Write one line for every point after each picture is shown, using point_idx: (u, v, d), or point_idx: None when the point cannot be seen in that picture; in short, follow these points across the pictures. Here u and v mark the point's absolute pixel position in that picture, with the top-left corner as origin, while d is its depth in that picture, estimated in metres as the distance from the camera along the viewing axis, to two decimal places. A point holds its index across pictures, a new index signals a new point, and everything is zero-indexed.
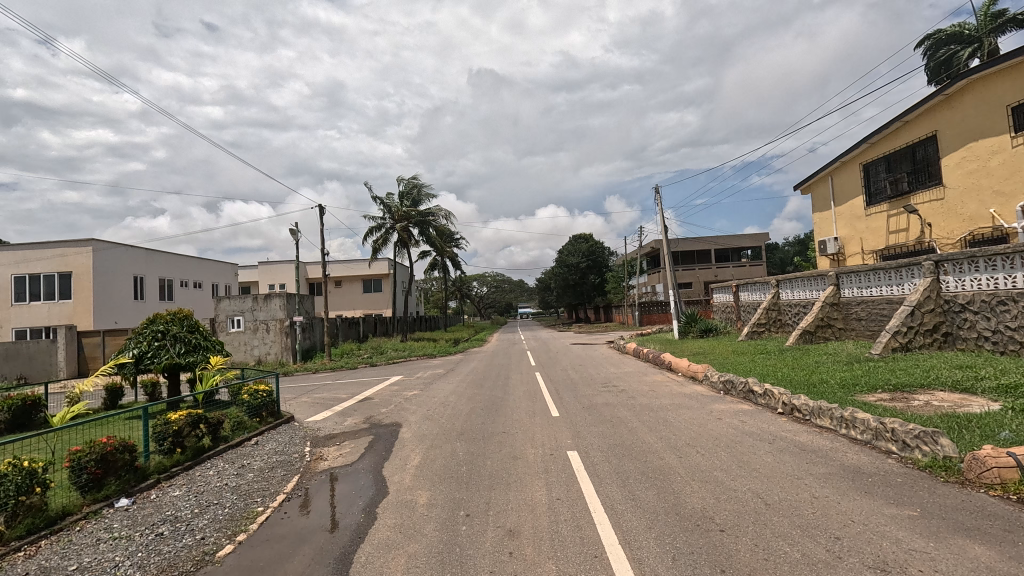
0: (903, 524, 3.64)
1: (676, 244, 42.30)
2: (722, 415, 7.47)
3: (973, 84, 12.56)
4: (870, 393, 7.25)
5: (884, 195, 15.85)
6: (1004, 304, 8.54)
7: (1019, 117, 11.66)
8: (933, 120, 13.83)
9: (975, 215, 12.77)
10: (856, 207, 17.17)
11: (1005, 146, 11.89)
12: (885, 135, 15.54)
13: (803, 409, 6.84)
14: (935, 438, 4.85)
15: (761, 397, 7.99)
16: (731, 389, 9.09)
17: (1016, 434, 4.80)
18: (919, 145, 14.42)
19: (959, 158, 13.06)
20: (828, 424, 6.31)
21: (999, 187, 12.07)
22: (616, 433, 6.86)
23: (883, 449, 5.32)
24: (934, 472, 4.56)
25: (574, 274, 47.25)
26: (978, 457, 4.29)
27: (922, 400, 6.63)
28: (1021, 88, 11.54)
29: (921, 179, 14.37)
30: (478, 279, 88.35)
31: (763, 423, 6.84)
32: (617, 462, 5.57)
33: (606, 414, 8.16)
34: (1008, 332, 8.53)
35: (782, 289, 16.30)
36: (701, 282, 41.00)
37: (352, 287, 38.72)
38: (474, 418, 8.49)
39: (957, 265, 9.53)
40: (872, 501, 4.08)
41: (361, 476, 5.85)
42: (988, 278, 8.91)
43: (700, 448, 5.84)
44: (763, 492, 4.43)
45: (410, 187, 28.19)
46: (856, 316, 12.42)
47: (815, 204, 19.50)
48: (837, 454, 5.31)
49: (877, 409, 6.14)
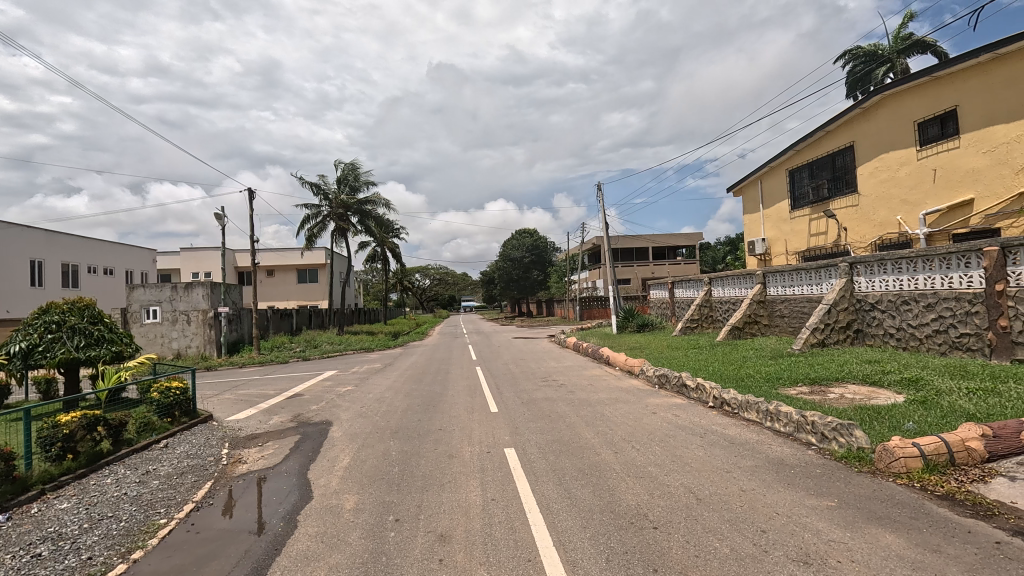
0: (822, 515, 3.78)
1: (616, 242, 43.53)
2: (657, 409, 7.62)
3: (886, 100, 13.53)
4: (792, 387, 7.65)
5: (807, 200, 16.89)
6: (908, 304, 9.26)
7: (924, 132, 12.70)
8: (850, 131, 14.83)
9: (884, 222, 13.85)
10: (782, 211, 18.20)
11: (913, 159, 12.91)
12: (809, 143, 16.51)
13: (732, 403, 7.08)
14: (850, 430, 5.10)
15: (694, 391, 8.23)
16: (665, 383, 9.32)
17: (919, 424, 5.17)
18: (839, 155, 15.44)
19: (872, 168, 14.08)
20: (755, 417, 6.56)
21: (906, 196, 13.14)
22: (554, 428, 6.84)
23: (804, 440, 5.57)
24: (849, 463, 4.82)
25: (517, 268, 47.42)
26: (888, 448, 4.54)
27: (838, 393, 7.05)
28: (927, 105, 12.54)
29: (839, 186, 15.41)
30: (420, 271, 86.91)
31: (695, 417, 7.03)
32: (555, 459, 5.50)
33: (545, 409, 8.11)
34: (910, 330, 9.28)
35: (713, 287, 17.04)
36: (639, 278, 42.37)
37: (286, 278, 36.89)
38: (410, 415, 8.21)
39: (868, 267, 10.28)
40: (794, 493, 4.21)
41: (285, 479, 5.44)
42: (894, 280, 9.66)
43: (635, 443, 5.90)
44: (695, 486, 4.50)
45: (346, 173, 26.92)
46: (780, 313, 13.15)
47: (744, 207, 20.55)
48: (762, 446, 5.53)
49: (798, 402, 6.47)
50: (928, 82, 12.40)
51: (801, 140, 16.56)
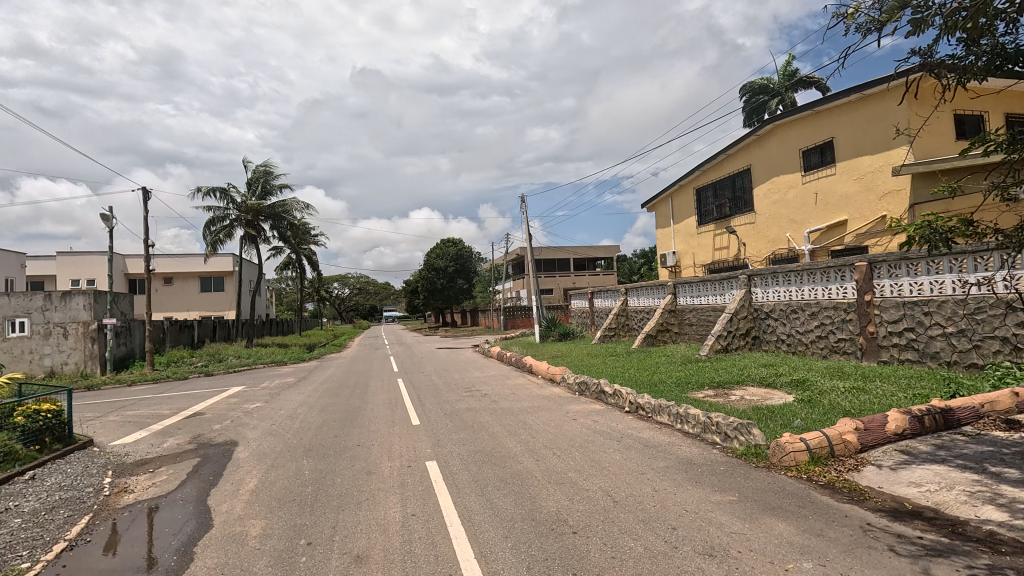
0: (725, 509, 4.06)
1: (538, 253, 44.51)
2: (577, 416, 7.82)
3: (776, 129, 15.06)
4: (700, 390, 8.20)
5: (711, 217, 18.31)
6: (796, 312, 10.29)
7: (807, 160, 14.26)
8: (747, 155, 16.33)
9: (776, 238, 15.33)
10: (690, 226, 19.58)
11: (799, 183, 14.44)
12: (713, 165, 17.96)
13: (646, 407, 7.44)
14: (748, 429, 5.54)
15: (611, 396, 8.56)
16: (585, 390, 9.61)
17: (805, 421, 5.74)
18: (738, 177, 16.93)
19: (766, 190, 15.57)
20: (667, 420, 6.94)
21: (794, 216, 14.65)
22: (477, 439, 6.80)
23: (709, 440, 5.97)
24: (747, 459, 5.23)
25: (441, 278, 46.96)
26: (781, 444, 4.98)
27: (739, 395, 7.67)
28: (809, 135, 14.10)
29: (739, 205, 16.87)
30: (339, 280, 83.33)
31: (612, 422, 7.31)
32: (477, 470, 5.47)
33: (468, 419, 8.06)
34: (798, 336, 10.29)
35: (629, 297, 17.90)
36: (561, 289, 43.52)
37: (186, 286, 33.85)
38: (326, 431, 7.80)
39: (763, 279, 11.31)
40: (701, 490, 4.50)
41: (181, 507, 4.94)
42: (785, 291, 10.69)
43: (556, 450, 6.02)
44: (611, 489, 4.66)
45: (257, 176, 25.34)
46: (689, 321, 14.07)
47: (657, 222, 21.88)
48: (673, 447, 5.86)
49: (704, 405, 6.93)
50: (809, 115, 13.97)
51: (706, 162, 17.97)
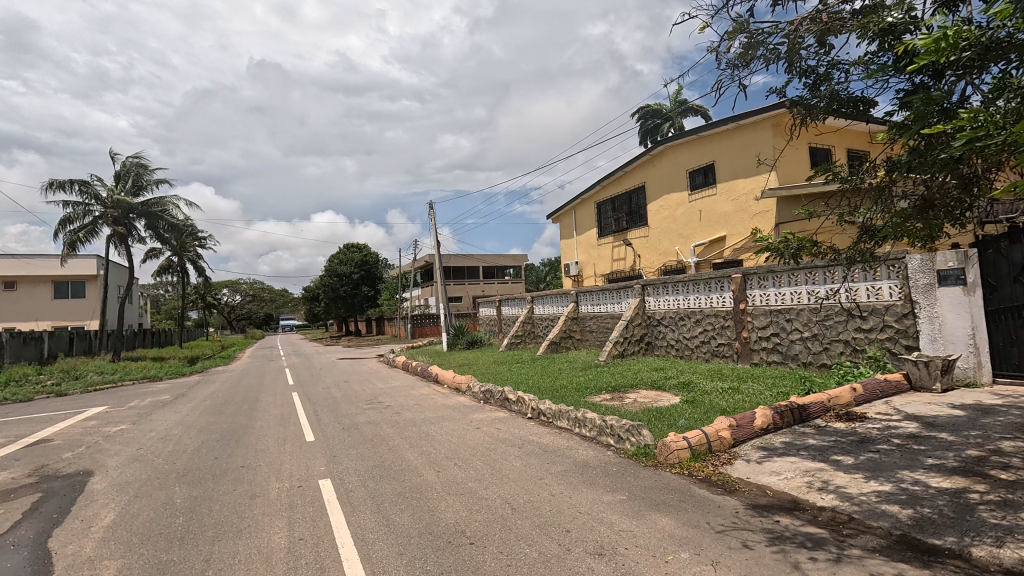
0: (616, 509, 4.27)
1: (447, 260, 44.21)
2: (480, 425, 7.82)
3: (666, 150, 16.35)
4: (597, 394, 8.58)
5: (610, 229, 19.39)
6: (683, 320, 11.17)
7: (692, 180, 15.61)
8: (642, 173, 17.53)
9: (666, 251, 16.59)
10: (591, 238, 20.57)
11: (685, 200, 15.77)
12: (611, 181, 19.03)
13: (547, 413, 7.63)
14: (639, 430, 5.87)
15: (515, 403, 8.67)
16: (490, 398, 9.65)
17: (688, 420, 6.22)
18: (634, 193, 18.10)
19: (657, 206, 16.82)
20: (566, 425, 7.16)
21: (681, 231, 15.96)
22: (376, 453, 6.54)
23: (604, 442, 6.26)
24: (638, 459, 5.55)
25: (345, 284, 44.90)
26: (667, 443, 5.34)
27: (632, 398, 8.14)
28: (693, 158, 15.46)
29: (634, 220, 18.04)
30: (228, 286, 76.51)
31: (514, 429, 7.40)
32: (374, 486, 5.25)
33: (368, 433, 7.73)
34: (685, 342, 11.18)
35: (535, 305, 18.34)
36: (470, 297, 43.54)
37: (35, 292, 29.15)
38: (205, 453, 7.06)
39: (655, 289, 12.14)
40: (595, 492, 4.69)
41: (11, 553, 4.18)
42: (673, 299, 11.55)
43: (457, 460, 5.96)
44: (510, 496, 4.71)
45: (127, 169, 22.55)
46: (589, 328, 14.72)
47: (561, 233, 22.72)
48: (571, 451, 6.06)
49: (600, 408, 7.26)
50: (694, 140, 15.34)
51: (606, 177, 19.00)
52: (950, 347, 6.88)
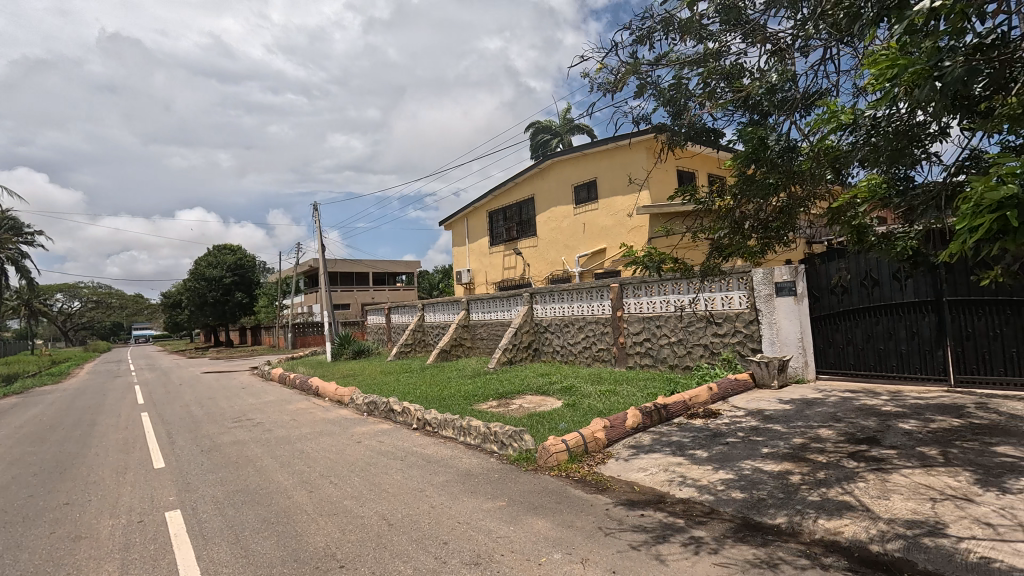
0: (494, 516, 4.29)
1: (334, 265, 41.95)
2: (361, 438, 7.46)
3: (554, 165, 17.08)
4: (484, 402, 8.63)
5: (501, 238, 19.78)
6: (567, 327, 11.68)
7: (577, 194, 16.47)
8: (532, 186, 18.13)
9: (553, 261, 17.31)
10: (483, 246, 20.81)
11: (571, 214, 16.59)
12: (503, 191, 19.42)
13: (432, 423, 7.49)
14: (521, 435, 5.99)
15: (400, 414, 8.40)
16: (374, 410, 9.25)
17: (568, 424, 6.49)
18: (524, 204, 18.65)
19: (546, 218, 17.50)
20: (451, 434, 7.09)
21: (567, 243, 16.75)
22: (239, 476, 5.92)
23: (488, 449, 6.29)
24: (519, 464, 5.65)
25: (215, 290, 40.56)
26: (546, 447, 5.50)
27: (517, 404, 8.30)
28: (578, 173, 16.32)
29: (524, 230, 18.60)
30: (64, 291, 65.22)
31: (398, 441, 7.16)
32: (234, 513, 4.73)
33: (232, 454, 6.98)
34: (569, 348, 11.70)
35: (425, 313, 18.05)
36: (358, 304, 41.63)
37: None
38: (14, 491, 5.86)
39: (542, 297, 12.55)
40: (475, 500, 4.69)
41: None
42: (558, 307, 12.03)
43: (333, 478, 5.61)
44: (388, 512, 4.52)
45: None
46: (480, 336, 14.82)
47: (453, 240, 22.68)
48: (454, 461, 6.00)
49: (485, 416, 7.30)
50: (579, 156, 16.20)
51: (497, 187, 19.34)
52: (785, 349, 7.98)
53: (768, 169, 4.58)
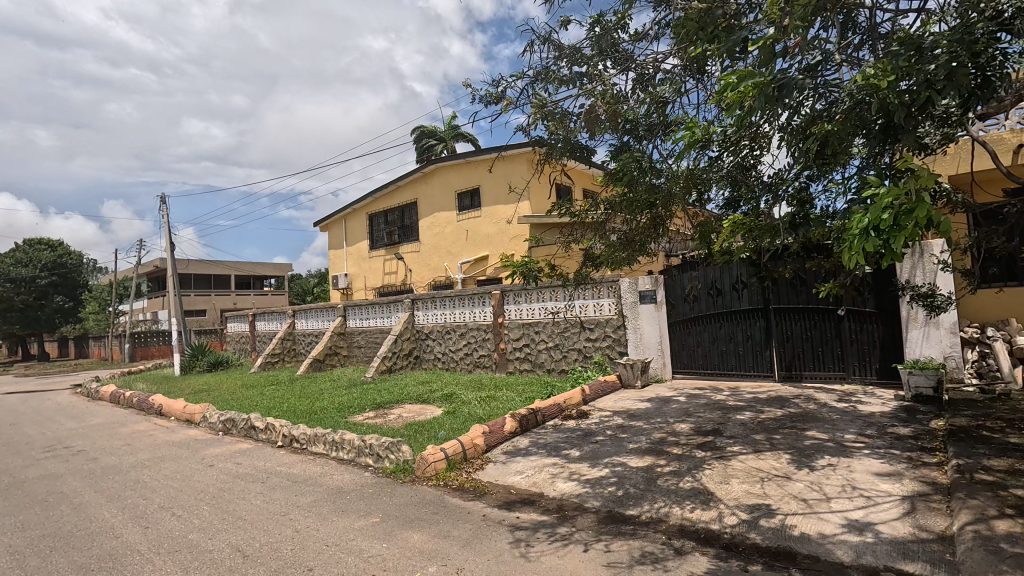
0: (366, 534, 4.07)
1: (187, 267, 37.18)
2: (215, 461, 6.63)
3: (438, 170, 16.94)
4: (360, 413, 8.19)
5: (382, 242, 19.12)
6: (449, 333, 11.60)
7: (461, 201, 16.50)
8: (415, 190, 17.79)
9: (436, 267, 17.12)
10: (362, 250, 19.92)
11: (454, 220, 16.57)
12: (384, 193, 18.78)
13: (300, 439, 6.91)
14: (398, 446, 5.77)
15: (262, 432, 7.62)
16: (231, 428, 8.29)
17: (447, 432, 6.40)
18: (406, 209, 18.23)
19: (429, 223, 17.28)
20: (321, 450, 6.60)
21: (450, 249, 16.69)
22: (49, 517, 4.91)
23: (363, 464, 5.97)
24: (396, 476, 5.43)
25: (24, 293, 33.58)
26: (424, 458, 5.36)
27: (396, 414, 8.01)
28: (463, 180, 16.36)
29: (407, 235, 18.18)
30: None
31: (259, 461, 6.48)
32: (39, 563, 3.90)
33: (40, 491, 5.77)
34: (451, 355, 11.61)
35: (296, 319, 16.72)
36: (217, 310, 37.32)
37: None
38: None
39: (424, 304, 12.29)
40: (346, 519, 4.40)
41: None
42: (440, 314, 11.88)
43: (177, 509, 4.90)
44: (244, 542, 4.06)
45: None
46: (357, 344, 14.10)
47: (330, 242, 21.38)
48: (324, 478, 5.59)
49: (361, 428, 6.93)
50: (463, 163, 16.26)
51: (378, 189, 18.65)
52: (647, 352, 8.74)
53: (637, 190, 4.93)
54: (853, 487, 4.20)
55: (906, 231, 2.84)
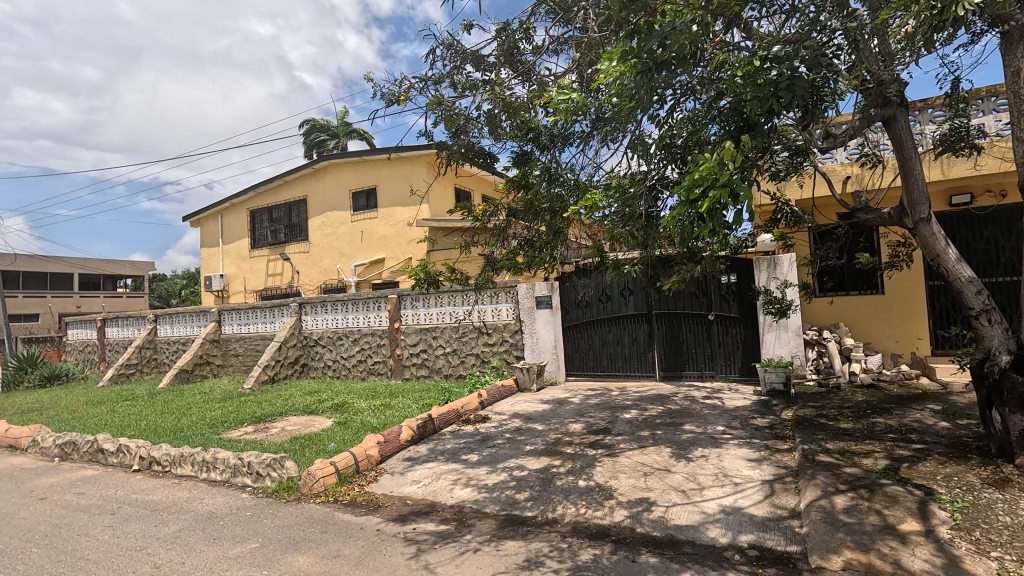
0: (243, 562, 3.68)
1: (14, 263, 31.21)
2: (47, 493, 5.57)
3: (331, 167, 16.06)
4: (236, 429, 7.42)
5: (266, 241, 17.64)
6: (341, 339, 10.98)
7: (356, 201, 15.78)
8: (304, 186, 16.69)
9: (327, 269, 16.19)
10: (241, 249, 18.21)
11: (348, 220, 15.80)
12: (269, 188, 17.35)
13: (162, 461, 6.07)
14: (282, 462, 5.30)
15: (113, 455, 6.57)
16: (71, 453, 7.05)
17: (338, 444, 6.03)
18: (294, 206, 17.01)
19: (320, 222, 16.30)
20: (189, 471, 5.86)
21: (343, 250, 15.88)
22: None
23: (239, 484, 5.40)
24: (279, 495, 4.99)
25: None
26: (312, 473, 4.98)
27: (279, 427, 7.38)
28: (358, 179, 15.66)
29: (294, 234, 16.96)
30: None
31: (108, 490, 5.57)
32: None
33: None
34: (342, 362, 10.99)
35: (159, 325, 14.77)
36: (55, 314, 31.74)
37: None
38: None
39: (313, 308, 11.50)
40: (218, 548, 3.94)
41: None
42: (331, 319, 11.21)
43: None
44: None
45: None
46: (233, 352, 12.81)
47: (202, 239, 19.23)
48: (193, 504, 4.96)
49: (238, 445, 6.27)
50: (358, 162, 15.58)
51: (262, 183, 17.17)
52: (542, 355, 9.00)
53: (542, 197, 5.08)
54: (722, 476, 4.66)
55: (715, 196, 3.37)
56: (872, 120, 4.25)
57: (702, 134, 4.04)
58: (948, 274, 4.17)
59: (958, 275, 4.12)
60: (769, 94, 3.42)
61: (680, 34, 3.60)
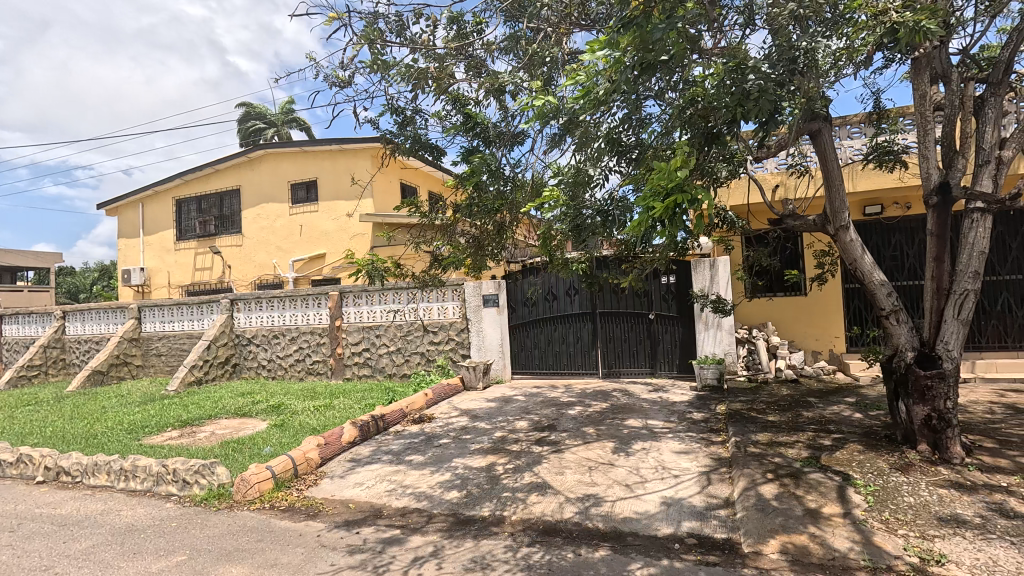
0: None
1: None
2: None
3: (268, 156, 15.27)
4: (159, 434, 6.88)
5: (193, 233, 16.50)
6: (277, 337, 10.44)
7: (294, 193, 15.08)
8: (237, 175, 15.76)
9: (263, 263, 15.36)
10: (165, 241, 16.95)
11: (285, 214, 15.09)
12: (197, 176, 16.22)
13: (72, 471, 5.53)
14: (212, 468, 4.96)
15: (11, 467, 5.91)
16: None
17: (274, 447, 5.74)
18: (226, 196, 16.01)
19: (254, 214, 15.47)
20: (104, 481, 5.38)
21: (280, 244, 15.13)
22: None
23: (163, 493, 5.02)
24: (208, 504, 4.68)
25: None
26: (246, 479, 4.70)
27: (208, 431, 6.91)
28: (297, 170, 14.96)
29: (225, 226, 15.97)
30: None
31: (5, 505, 5.00)
32: None
33: None
34: (278, 361, 10.47)
35: (68, 322, 13.46)
36: None
37: None
38: None
39: (246, 304, 10.86)
40: (139, 564, 3.64)
41: None
42: (266, 316, 10.64)
43: None
44: None
45: None
46: (155, 352, 11.89)
47: (119, 229, 17.71)
48: (109, 516, 4.55)
49: (160, 451, 5.82)
50: (297, 152, 14.93)
51: (190, 171, 16.01)
52: (488, 354, 8.98)
53: (486, 195, 5.03)
54: (662, 468, 4.84)
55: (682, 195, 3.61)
56: (801, 132, 4.47)
57: (668, 141, 4.20)
58: (863, 276, 4.53)
59: (871, 278, 4.50)
60: (735, 103, 3.68)
61: (674, 38, 3.63)
